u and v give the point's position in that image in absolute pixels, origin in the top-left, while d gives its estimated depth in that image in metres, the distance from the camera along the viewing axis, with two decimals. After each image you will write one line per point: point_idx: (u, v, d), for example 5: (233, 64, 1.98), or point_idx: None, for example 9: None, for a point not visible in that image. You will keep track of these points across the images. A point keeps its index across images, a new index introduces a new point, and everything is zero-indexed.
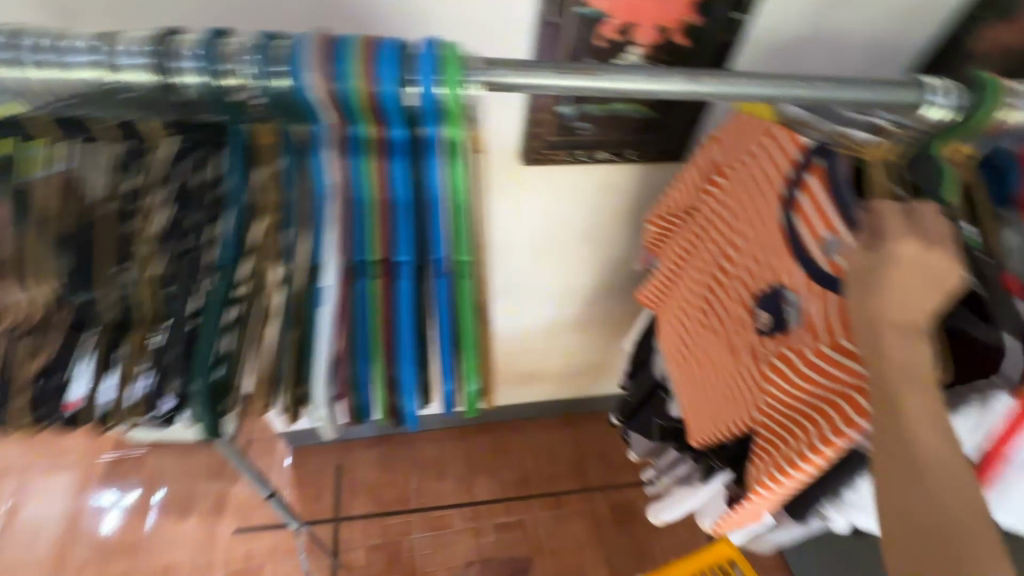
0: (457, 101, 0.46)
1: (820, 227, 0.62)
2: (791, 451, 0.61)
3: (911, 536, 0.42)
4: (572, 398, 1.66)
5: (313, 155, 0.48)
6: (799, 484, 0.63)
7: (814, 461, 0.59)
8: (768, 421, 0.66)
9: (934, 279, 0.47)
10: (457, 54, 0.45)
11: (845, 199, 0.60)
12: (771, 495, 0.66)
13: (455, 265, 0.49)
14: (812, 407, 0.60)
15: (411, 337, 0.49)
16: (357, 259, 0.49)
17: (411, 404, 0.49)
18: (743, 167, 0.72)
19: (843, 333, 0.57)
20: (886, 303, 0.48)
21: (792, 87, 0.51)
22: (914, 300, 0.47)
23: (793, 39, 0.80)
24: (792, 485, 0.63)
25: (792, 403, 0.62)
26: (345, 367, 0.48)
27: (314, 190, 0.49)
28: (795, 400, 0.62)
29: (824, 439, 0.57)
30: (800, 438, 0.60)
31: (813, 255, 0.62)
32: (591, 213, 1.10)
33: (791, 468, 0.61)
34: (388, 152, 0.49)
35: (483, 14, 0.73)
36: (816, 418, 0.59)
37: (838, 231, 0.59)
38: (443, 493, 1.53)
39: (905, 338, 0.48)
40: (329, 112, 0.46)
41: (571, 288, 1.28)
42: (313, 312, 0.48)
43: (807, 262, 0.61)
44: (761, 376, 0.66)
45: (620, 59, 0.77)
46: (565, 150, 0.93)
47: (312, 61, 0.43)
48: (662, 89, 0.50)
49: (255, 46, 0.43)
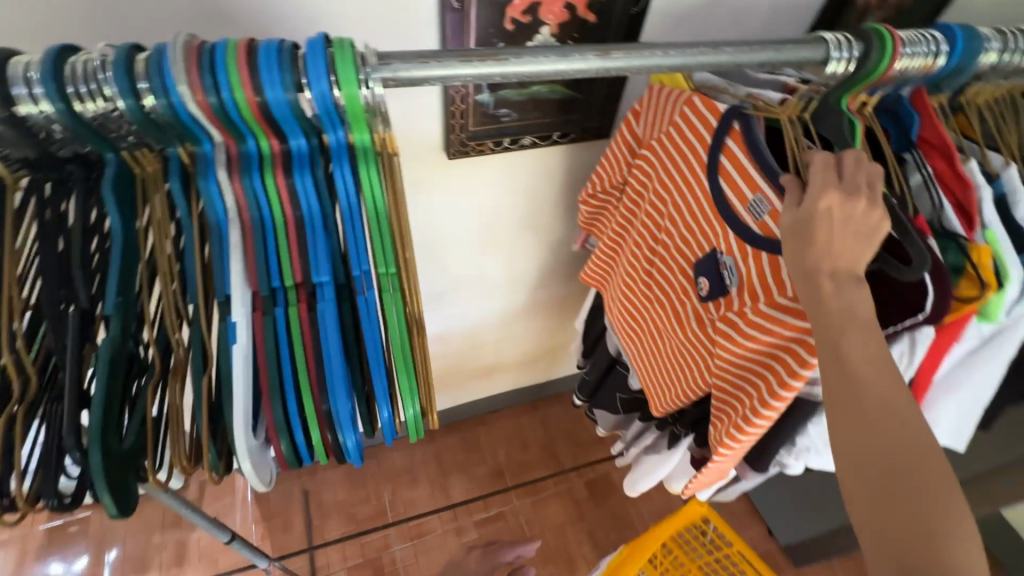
0: (358, 102, 0.42)
1: (742, 188, 0.60)
2: (744, 408, 0.63)
3: (882, 488, 0.41)
4: (535, 384, 1.66)
5: (203, 178, 0.43)
6: (755, 439, 0.65)
7: (766, 414, 0.61)
8: (720, 382, 0.68)
9: (871, 227, 0.48)
10: (350, 52, 0.41)
11: (764, 161, 0.57)
12: (733, 452, 0.68)
13: (380, 278, 0.46)
14: (759, 362, 0.62)
15: (341, 365, 0.44)
16: (271, 286, 0.45)
17: (350, 438, 0.45)
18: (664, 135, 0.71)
19: (779, 291, 0.57)
20: (818, 256, 0.48)
21: (700, 53, 0.51)
22: (847, 252, 0.48)
23: (697, 7, 0.81)
24: (748, 440, 0.65)
25: (737, 362, 0.64)
26: (270, 410, 0.43)
27: (211, 217, 0.43)
28: (740, 360, 0.63)
29: (774, 393, 0.60)
30: (752, 394, 0.63)
31: (741, 218, 0.60)
32: (526, 200, 1.08)
33: (746, 425, 0.63)
34: (290, 165, 0.44)
35: (383, 7, 0.68)
36: (763, 373, 0.61)
37: (762, 190, 0.57)
38: (418, 501, 1.50)
39: (846, 289, 0.48)
40: (214, 127, 0.41)
41: (517, 276, 1.26)
42: (226, 351, 0.42)
43: (734, 224, 0.60)
44: (710, 340, 0.67)
45: (532, 40, 0.75)
46: (489, 138, 0.91)
47: (183, 71, 0.38)
48: (572, 69, 0.48)
49: (113, 61, 0.38)
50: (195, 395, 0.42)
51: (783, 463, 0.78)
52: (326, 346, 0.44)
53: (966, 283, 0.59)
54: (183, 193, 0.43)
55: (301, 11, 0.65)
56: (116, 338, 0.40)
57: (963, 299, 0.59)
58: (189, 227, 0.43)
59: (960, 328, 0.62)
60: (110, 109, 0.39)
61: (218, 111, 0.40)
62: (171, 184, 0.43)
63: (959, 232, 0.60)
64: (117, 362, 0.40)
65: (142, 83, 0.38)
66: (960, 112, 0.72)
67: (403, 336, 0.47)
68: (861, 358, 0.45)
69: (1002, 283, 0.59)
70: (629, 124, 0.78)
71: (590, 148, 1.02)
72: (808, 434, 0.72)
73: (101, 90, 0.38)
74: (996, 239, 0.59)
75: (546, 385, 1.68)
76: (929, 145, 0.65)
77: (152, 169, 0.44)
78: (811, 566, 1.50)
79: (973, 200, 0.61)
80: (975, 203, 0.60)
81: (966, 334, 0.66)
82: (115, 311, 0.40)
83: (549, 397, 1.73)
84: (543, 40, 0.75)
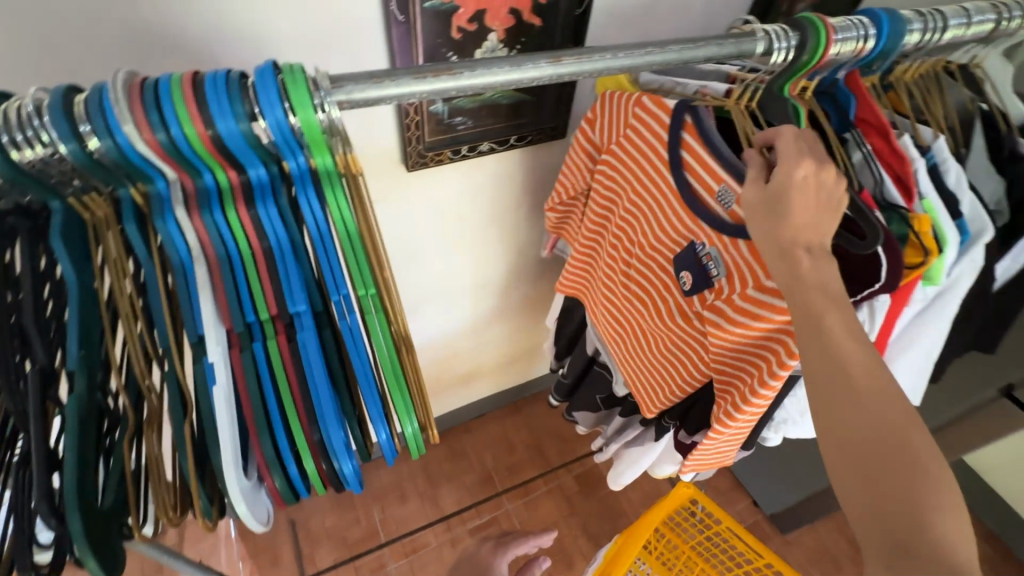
0: (316, 127, 0.41)
1: (710, 181, 0.61)
2: (743, 391, 0.66)
3: (875, 459, 0.43)
4: (515, 385, 1.67)
5: (160, 219, 0.42)
6: (753, 418, 0.68)
7: (766, 395, 0.63)
8: (715, 368, 0.70)
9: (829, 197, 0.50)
10: (302, 76, 0.40)
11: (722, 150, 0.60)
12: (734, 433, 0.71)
13: (360, 301, 0.47)
14: (752, 347, 0.64)
15: (329, 393, 0.43)
16: (246, 322, 0.44)
17: (348, 464, 0.44)
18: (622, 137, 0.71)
19: (762, 276, 0.58)
20: (789, 230, 0.50)
21: (647, 53, 0.53)
22: (817, 226, 0.51)
23: (637, 6, 0.83)
24: (746, 420, 0.68)
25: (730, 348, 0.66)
26: (259, 444, 0.42)
27: (173, 258, 0.42)
28: (733, 346, 0.65)
29: (772, 374, 0.62)
30: (749, 378, 0.65)
31: (712, 210, 0.62)
32: (490, 205, 1.09)
33: (747, 406, 0.66)
34: (253, 198, 0.43)
35: (326, 25, 0.67)
36: (758, 357, 0.63)
37: (727, 182, 0.59)
38: (410, 516, 1.48)
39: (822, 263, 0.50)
40: (167, 165, 0.40)
41: (487, 281, 1.26)
42: (206, 393, 0.41)
43: (710, 218, 0.61)
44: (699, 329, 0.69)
45: (481, 47, 0.76)
46: (446, 148, 0.91)
47: (126, 110, 0.36)
48: (525, 78, 0.49)
49: (49, 106, 0.36)
50: (179, 441, 0.41)
51: (764, 437, 0.81)
52: (312, 375, 0.43)
53: (911, 250, 0.63)
54: (140, 236, 0.42)
55: (240, 34, 0.63)
56: (82, 395, 0.38)
57: (911, 266, 0.63)
58: (152, 269, 0.42)
59: (910, 293, 0.66)
60: (48, 155, 0.36)
61: (170, 148, 0.38)
62: (126, 228, 0.42)
63: (901, 203, 0.63)
64: (86, 420, 0.38)
65: (84, 127, 0.36)
66: (890, 90, 0.76)
67: (391, 351, 0.48)
68: (829, 333, 0.47)
69: (941, 247, 0.63)
70: (585, 131, 0.79)
71: (548, 149, 1.03)
72: (784, 407, 0.76)
73: (39, 137, 0.36)
74: (931, 208, 0.64)
75: (526, 385, 1.69)
76: (866, 124, 0.69)
77: (103, 213, 0.42)
78: (796, 531, 1.56)
79: (909, 172, 0.64)
80: (912, 175, 0.64)
81: (914, 295, 0.70)
82: (78, 368, 0.38)
83: (530, 397, 1.74)
84: (491, 46, 0.76)
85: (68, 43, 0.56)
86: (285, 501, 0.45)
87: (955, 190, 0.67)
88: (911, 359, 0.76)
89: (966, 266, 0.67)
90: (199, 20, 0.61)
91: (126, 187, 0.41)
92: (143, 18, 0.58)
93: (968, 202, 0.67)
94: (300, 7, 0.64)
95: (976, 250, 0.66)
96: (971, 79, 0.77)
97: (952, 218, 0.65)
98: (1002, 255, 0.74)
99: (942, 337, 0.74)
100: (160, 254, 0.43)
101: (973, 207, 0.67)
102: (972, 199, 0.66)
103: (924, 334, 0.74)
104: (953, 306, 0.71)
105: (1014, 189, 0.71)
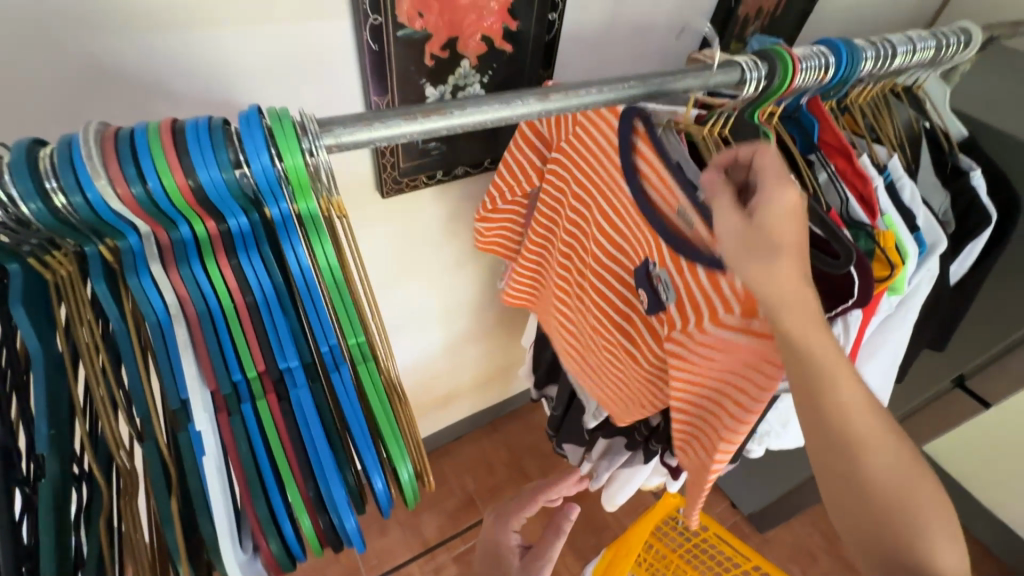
0: (303, 172, 0.40)
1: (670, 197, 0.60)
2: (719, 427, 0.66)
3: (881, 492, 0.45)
4: (493, 405, 1.66)
5: (133, 277, 0.38)
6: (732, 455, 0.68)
7: (741, 431, 0.64)
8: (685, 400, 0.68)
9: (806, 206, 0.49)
10: (289, 121, 0.39)
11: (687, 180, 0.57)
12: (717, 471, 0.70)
13: (350, 351, 0.43)
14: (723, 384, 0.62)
15: (326, 448, 0.41)
16: (232, 381, 0.40)
17: (349, 521, 0.41)
18: (579, 140, 0.69)
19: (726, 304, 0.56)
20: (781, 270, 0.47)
21: (629, 86, 0.54)
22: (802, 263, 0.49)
23: (605, 32, 0.84)
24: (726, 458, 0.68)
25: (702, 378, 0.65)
26: (252, 507, 0.40)
27: (150, 318, 0.39)
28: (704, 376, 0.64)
29: (748, 409, 0.61)
30: (721, 417, 0.65)
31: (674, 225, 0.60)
32: (465, 228, 1.08)
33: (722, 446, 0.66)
34: (234, 248, 0.41)
35: (297, 54, 0.65)
36: (729, 393, 0.62)
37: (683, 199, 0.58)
38: (392, 548, 1.43)
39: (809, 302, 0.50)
40: (140, 219, 0.37)
41: (462, 303, 1.25)
42: (194, 464, 0.38)
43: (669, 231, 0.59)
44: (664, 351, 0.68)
45: (454, 74, 0.75)
46: (420, 174, 0.89)
47: (99, 165, 0.34)
48: (514, 115, 0.49)
49: (9, 162, 0.33)
50: (164, 521, 0.37)
51: (749, 450, 0.82)
52: (308, 431, 0.41)
53: (877, 264, 0.66)
54: (111, 295, 0.38)
55: (204, 66, 0.61)
56: (56, 479, 0.34)
57: (879, 279, 0.66)
58: (126, 332, 0.39)
59: (877, 305, 0.69)
60: (8, 215, 0.33)
61: (146, 203, 0.36)
62: (95, 288, 0.38)
63: (866, 221, 0.66)
64: (61, 506, 0.34)
65: (49, 183, 0.33)
66: (846, 111, 0.80)
67: (382, 401, 0.44)
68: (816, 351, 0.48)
69: (903, 260, 0.67)
70: (531, 128, 0.76)
71: None
72: (767, 420, 0.77)
73: None
74: (892, 223, 0.68)
75: (504, 404, 1.68)
76: (828, 146, 0.72)
77: (68, 271, 0.38)
78: (773, 529, 1.61)
79: (871, 191, 0.68)
80: (874, 194, 0.68)
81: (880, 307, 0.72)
82: (49, 449, 0.34)
83: (507, 415, 1.72)
84: (464, 73, 0.76)
85: (14, 83, 0.53)
86: (280, 569, 0.41)
87: (910, 205, 0.71)
88: (877, 365, 0.80)
89: (924, 276, 0.72)
90: (158, 53, 0.58)
91: (95, 244, 0.38)
92: (98, 54, 0.55)
93: (923, 215, 0.71)
94: (267, 38, 0.62)
95: (933, 260, 0.70)
96: (914, 99, 0.82)
97: (910, 232, 0.69)
98: (955, 258, 0.79)
99: (903, 341, 0.78)
100: (134, 315, 0.40)
101: (927, 220, 0.71)
102: (926, 212, 0.71)
103: (888, 340, 0.78)
104: (913, 313, 0.75)
105: (960, 200, 0.76)
